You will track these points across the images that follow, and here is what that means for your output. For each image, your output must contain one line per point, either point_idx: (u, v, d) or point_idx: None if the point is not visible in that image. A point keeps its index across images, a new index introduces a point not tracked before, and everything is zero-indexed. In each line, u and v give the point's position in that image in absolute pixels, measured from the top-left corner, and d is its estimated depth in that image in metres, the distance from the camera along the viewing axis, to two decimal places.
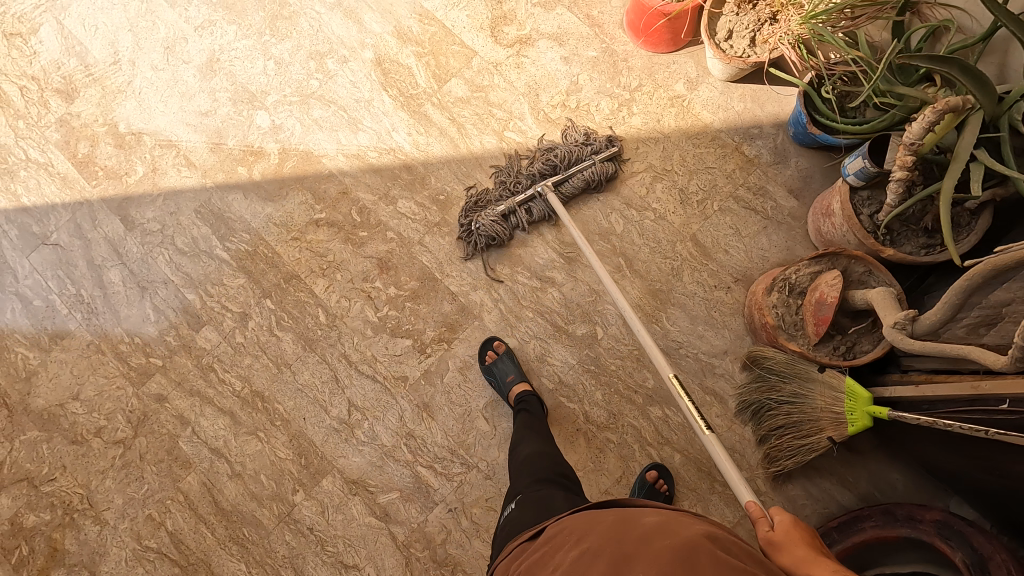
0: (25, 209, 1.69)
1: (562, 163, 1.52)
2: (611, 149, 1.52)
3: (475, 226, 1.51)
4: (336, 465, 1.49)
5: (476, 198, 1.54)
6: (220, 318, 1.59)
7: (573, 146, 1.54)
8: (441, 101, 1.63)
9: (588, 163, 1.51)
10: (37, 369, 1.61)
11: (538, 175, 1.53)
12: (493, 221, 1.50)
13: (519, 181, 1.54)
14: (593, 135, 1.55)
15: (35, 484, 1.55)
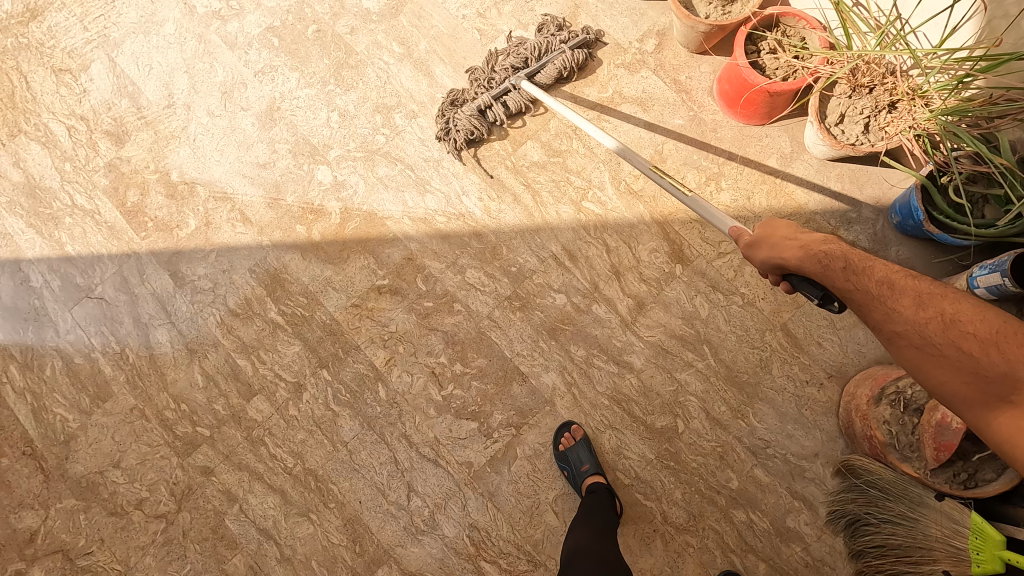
0: (69, 259, 1.60)
1: (533, 55, 1.52)
2: (582, 37, 1.52)
3: (453, 122, 1.52)
4: (392, 555, 1.40)
5: (452, 96, 1.54)
6: (272, 387, 1.49)
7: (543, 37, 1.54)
8: (455, 55, 1.60)
9: (559, 52, 1.51)
10: (76, 433, 1.51)
11: (509, 69, 1.53)
12: (471, 116, 1.51)
13: (493, 76, 1.54)
14: (564, 26, 1.56)
15: (71, 557, 1.46)
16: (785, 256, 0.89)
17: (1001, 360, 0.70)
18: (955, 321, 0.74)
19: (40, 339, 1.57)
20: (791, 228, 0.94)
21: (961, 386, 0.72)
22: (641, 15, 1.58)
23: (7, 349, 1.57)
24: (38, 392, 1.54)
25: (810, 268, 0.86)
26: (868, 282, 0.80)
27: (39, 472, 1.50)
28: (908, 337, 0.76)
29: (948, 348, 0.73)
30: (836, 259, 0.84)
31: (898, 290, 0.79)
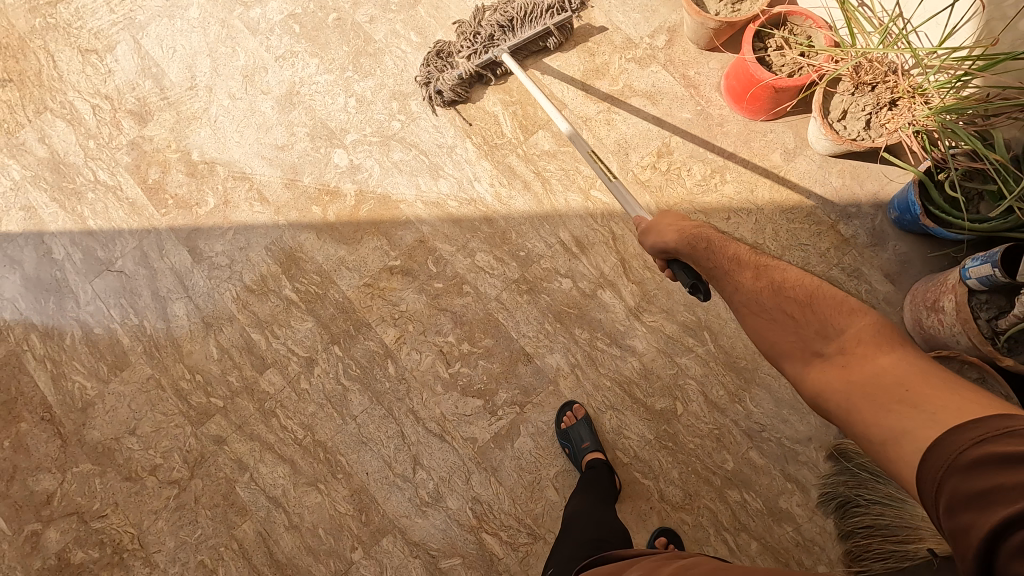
0: (91, 232, 1.65)
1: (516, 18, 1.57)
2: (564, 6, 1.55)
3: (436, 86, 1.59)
4: (397, 525, 1.44)
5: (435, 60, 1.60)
6: (285, 361, 1.54)
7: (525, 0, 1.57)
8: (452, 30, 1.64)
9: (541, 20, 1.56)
10: (93, 400, 1.56)
11: (491, 34, 1.58)
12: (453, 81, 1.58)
13: (474, 41, 1.59)
14: None
15: (86, 519, 1.51)
16: (665, 240, 0.99)
17: (818, 317, 0.76)
18: (782, 289, 0.82)
19: (60, 310, 1.62)
20: (676, 217, 1.04)
21: (785, 341, 0.78)
22: (652, 12, 1.63)
23: (29, 318, 1.62)
24: (57, 360, 1.59)
25: (684, 251, 0.96)
26: (722, 260, 0.90)
27: (57, 437, 1.55)
28: (759, 301, 0.83)
29: (782, 312, 0.80)
30: (701, 243, 0.94)
31: (757, 274, 0.86)
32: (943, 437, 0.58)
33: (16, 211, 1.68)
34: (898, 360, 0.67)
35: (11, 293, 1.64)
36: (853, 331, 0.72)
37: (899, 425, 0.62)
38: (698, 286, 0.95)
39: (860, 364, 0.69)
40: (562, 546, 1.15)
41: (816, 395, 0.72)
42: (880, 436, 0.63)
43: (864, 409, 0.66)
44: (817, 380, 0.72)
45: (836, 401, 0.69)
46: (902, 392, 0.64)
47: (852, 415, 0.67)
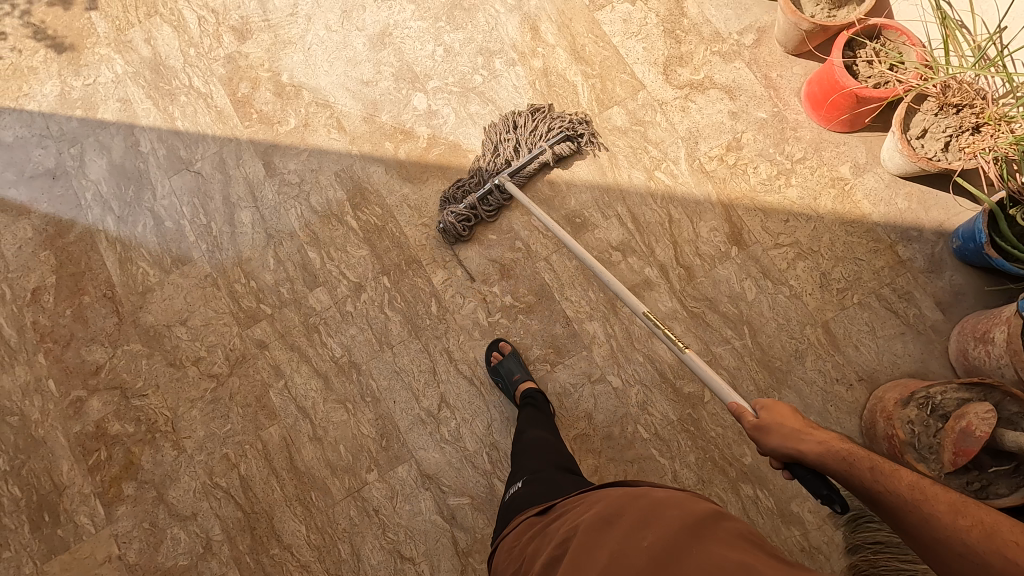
0: (177, 132, 1.75)
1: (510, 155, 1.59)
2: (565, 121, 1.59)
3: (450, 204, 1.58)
4: (414, 455, 1.50)
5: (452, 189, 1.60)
6: (335, 283, 1.61)
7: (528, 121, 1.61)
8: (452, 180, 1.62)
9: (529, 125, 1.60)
10: (153, 287, 1.66)
11: (501, 140, 1.61)
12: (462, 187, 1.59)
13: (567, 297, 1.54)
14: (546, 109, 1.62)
15: (127, 394, 1.60)
16: (802, 450, 0.84)
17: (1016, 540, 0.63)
18: (997, 533, 0.64)
19: (138, 200, 1.72)
20: (789, 412, 0.91)
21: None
22: (745, 10, 1.65)
23: (108, 202, 1.72)
24: (127, 245, 1.69)
25: (832, 466, 0.81)
26: (897, 485, 0.74)
27: (114, 315, 1.65)
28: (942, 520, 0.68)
29: (976, 550, 0.65)
30: (861, 460, 0.79)
31: (933, 494, 0.72)
32: None
33: (113, 102, 1.79)
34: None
35: (96, 176, 1.74)
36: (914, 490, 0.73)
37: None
38: (837, 502, 0.81)
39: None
40: (528, 465, 1.22)
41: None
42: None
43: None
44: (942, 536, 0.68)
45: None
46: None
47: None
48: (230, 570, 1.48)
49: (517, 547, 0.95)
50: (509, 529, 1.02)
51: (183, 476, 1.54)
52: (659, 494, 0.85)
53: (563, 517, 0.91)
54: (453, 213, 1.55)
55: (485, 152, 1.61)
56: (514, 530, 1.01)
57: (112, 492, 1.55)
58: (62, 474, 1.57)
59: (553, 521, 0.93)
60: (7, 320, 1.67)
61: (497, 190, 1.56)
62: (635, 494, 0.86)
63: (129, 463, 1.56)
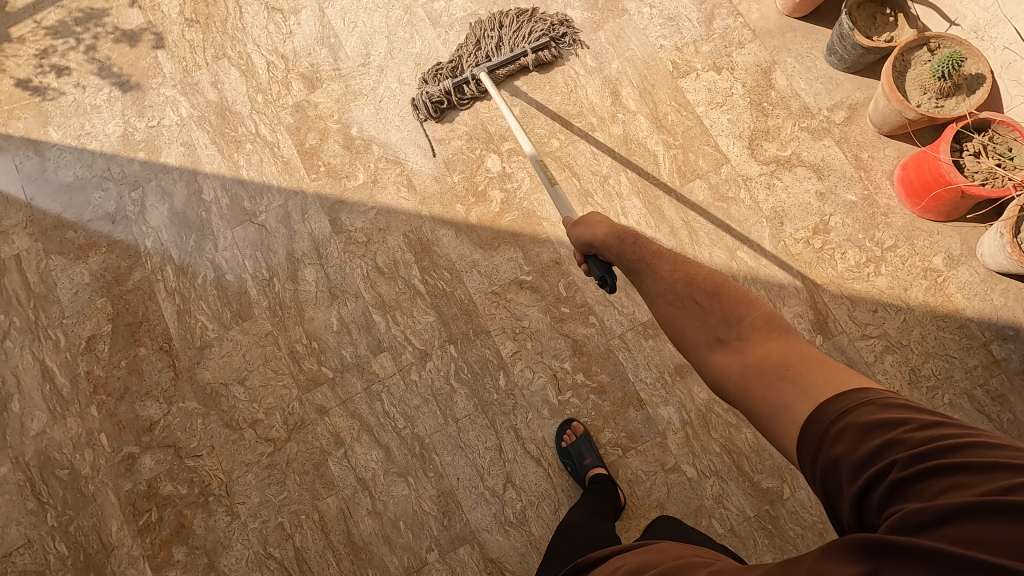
0: (242, 181, 1.70)
1: (492, 52, 1.67)
2: (547, 23, 1.67)
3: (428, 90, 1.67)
4: (477, 536, 1.44)
5: (431, 74, 1.69)
6: (400, 349, 1.56)
7: (512, 22, 1.69)
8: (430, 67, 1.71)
9: (512, 26, 1.68)
10: (212, 342, 1.61)
11: (485, 39, 1.69)
12: (445, 77, 1.68)
13: (641, 378, 1.49)
14: (533, 14, 1.70)
15: (180, 454, 1.55)
16: (593, 232, 0.96)
17: (751, 312, 0.74)
18: (707, 292, 0.78)
19: (199, 250, 1.67)
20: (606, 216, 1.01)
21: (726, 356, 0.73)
22: (837, 86, 1.59)
23: (168, 250, 1.68)
24: (186, 297, 1.65)
25: (610, 242, 0.92)
26: (660, 273, 0.84)
27: (170, 369, 1.60)
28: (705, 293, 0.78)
29: (689, 301, 0.79)
30: (644, 244, 0.89)
31: (668, 260, 0.86)
32: (817, 403, 0.61)
33: (177, 146, 1.75)
34: (784, 353, 0.69)
35: (157, 223, 1.70)
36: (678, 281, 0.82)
37: (784, 403, 0.64)
38: (608, 281, 0.95)
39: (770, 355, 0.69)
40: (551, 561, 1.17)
41: (724, 371, 0.72)
42: (773, 406, 0.65)
43: (762, 382, 0.68)
44: (721, 365, 0.72)
45: (734, 381, 0.70)
46: (786, 371, 0.66)
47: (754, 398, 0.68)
48: None
49: None
50: None
51: (235, 544, 1.49)
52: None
53: None
54: (428, 94, 1.64)
55: (468, 48, 1.69)
56: None
57: (161, 556, 1.50)
58: (110, 534, 1.52)
59: None
60: (62, 368, 1.63)
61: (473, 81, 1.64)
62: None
63: (179, 527, 1.51)
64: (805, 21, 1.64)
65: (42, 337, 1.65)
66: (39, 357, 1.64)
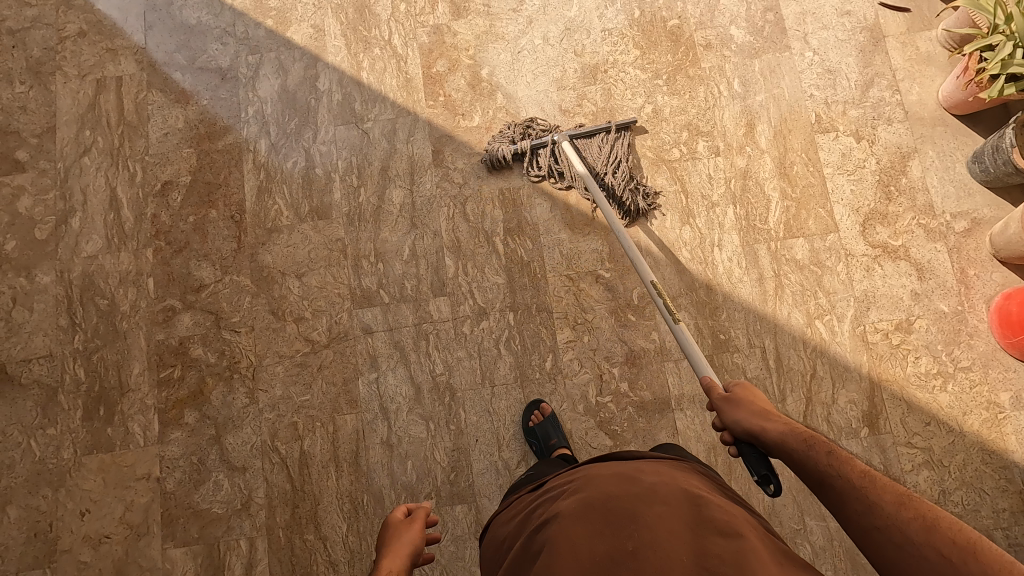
0: (360, 84, 1.67)
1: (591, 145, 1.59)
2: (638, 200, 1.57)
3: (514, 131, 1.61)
4: (476, 500, 1.46)
5: (529, 123, 1.62)
6: (461, 299, 1.55)
7: (620, 145, 1.59)
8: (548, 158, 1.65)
9: (618, 144, 1.58)
10: (282, 229, 1.59)
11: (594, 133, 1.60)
12: (535, 132, 1.61)
13: (682, 406, 1.49)
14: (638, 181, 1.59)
15: (220, 323, 1.55)
16: (765, 429, 0.85)
17: (926, 534, 0.64)
18: (934, 527, 0.64)
19: (297, 136, 1.64)
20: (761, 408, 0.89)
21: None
22: (968, 194, 1.56)
23: (267, 125, 1.65)
24: (270, 176, 1.62)
25: (789, 442, 0.81)
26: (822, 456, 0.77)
27: (235, 240, 1.59)
28: (836, 478, 0.74)
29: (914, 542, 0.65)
30: (819, 442, 0.79)
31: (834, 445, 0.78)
32: None
33: (307, 26, 1.71)
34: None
35: (264, 94, 1.66)
36: (763, 405, 0.91)
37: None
38: (771, 481, 0.83)
39: (939, 542, 0.63)
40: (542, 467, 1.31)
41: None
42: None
43: None
44: None
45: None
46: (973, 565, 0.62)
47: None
48: (259, 537, 1.45)
49: (516, 515, 1.02)
50: (507, 504, 1.10)
51: (246, 427, 1.50)
52: (650, 477, 0.90)
53: (565, 483, 0.98)
54: (502, 152, 1.58)
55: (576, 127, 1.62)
56: (509, 507, 1.08)
57: (173, 413, 1.51)
58: (130, 375, 1.53)
59: (554, 486, 1.00)
60: (130, 202, 1.61)
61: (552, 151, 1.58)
62: (628, 475, 0.91)
63: (198, 392, 1.52)
64: (961, 119, 1.60)
65: (120, 166, 1.63)
66: (111, 184, 1.62)
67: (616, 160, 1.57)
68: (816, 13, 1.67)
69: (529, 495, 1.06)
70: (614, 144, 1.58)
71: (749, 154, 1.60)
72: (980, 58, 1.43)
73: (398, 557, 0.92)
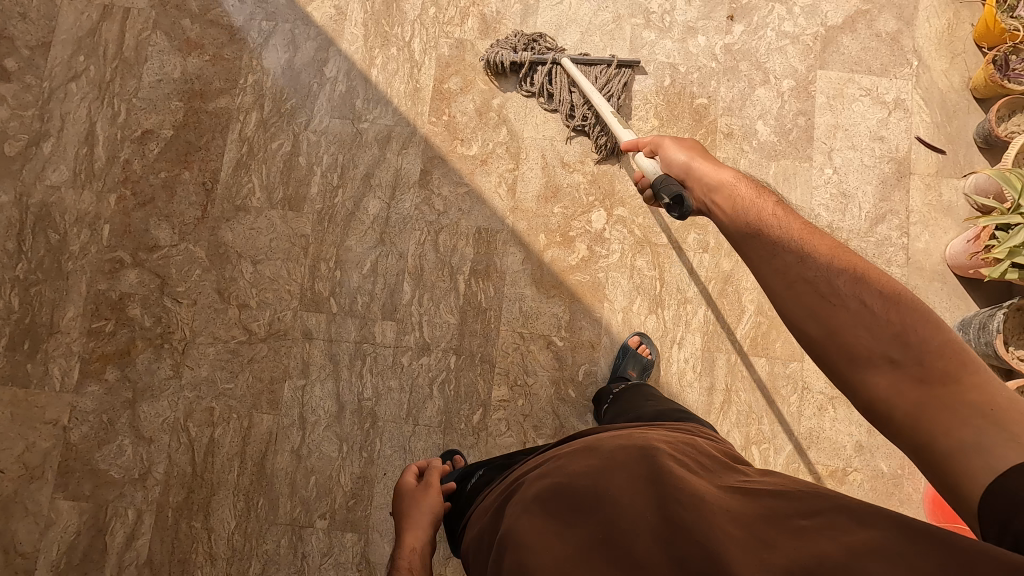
0: (367, 80, 1.60)
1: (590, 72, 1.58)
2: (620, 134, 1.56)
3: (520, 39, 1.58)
4: (368, 532, 1.44)
5: (537, 36, 1.59)
6: (408, 328, 1.51)
7: (617, 81, 1.58)
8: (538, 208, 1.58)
9: (617, 80, 1.58)
10: (249, 210, 1.55)
11: (596, 61, 1.58)
12: (540, 46, 1.58)
13: None
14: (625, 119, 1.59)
15: (164, 288, 1.52)
16: (716, 180, 0.87)
17: (855, 291, 0.67)
18: (864, 279, 0.68)
19: (289, 118, 1.58)
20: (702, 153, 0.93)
21: (874, 371, 0.64)
22: None
23: (262, 98, 1.58)
24: (252, 152, 1.57)
25: (743, 193, 0.82)
26: (769, 224, 0.77)
27: (200, 208, 1.54)
28: (775, 234, 0.75)
29: (855, 299, 0.67)
30: (766, 206, 0.80)
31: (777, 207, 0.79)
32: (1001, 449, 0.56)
33: (329, 5, 1.63)
34: (970, 371, 0.62)
35: (268, 65, 1.60)
36: (694, 157, 0.94)
37: (991, 434, 0.58)
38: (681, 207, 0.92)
39: (874, 315, 0.66)
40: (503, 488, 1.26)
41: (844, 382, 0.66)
42: (948, 449, 0.59)
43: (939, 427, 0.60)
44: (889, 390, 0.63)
45: (898, 413, 0.62)
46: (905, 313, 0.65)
47: (922, 443, 0.61)
48: (147, 511, 1.44)
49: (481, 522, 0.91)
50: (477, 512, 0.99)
51: (163, 399, 1.48)
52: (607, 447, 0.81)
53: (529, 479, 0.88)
54: (504, 57, 1.54)
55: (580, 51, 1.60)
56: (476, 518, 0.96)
57: (95, 366, 1.49)
58: (63, 317, 1.50)
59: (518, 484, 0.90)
60: (105, 141, 1.56)
61: (552, 70, 1.56)
62: (574, 454, 0.83)
63: (125, 351, 1.49)
64: (960, 281, 1.53)
65: (105, 101, 1.58)
66: (91, 117, 1.57)
67: (609, 95, 1.56)
68: (849, 130, 1.60)
69: (494, 496, 0.96)
70: (612, 79, 1.58)
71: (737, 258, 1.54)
72: (992, 233, 1.36)
73: (421, 531, 1.07)
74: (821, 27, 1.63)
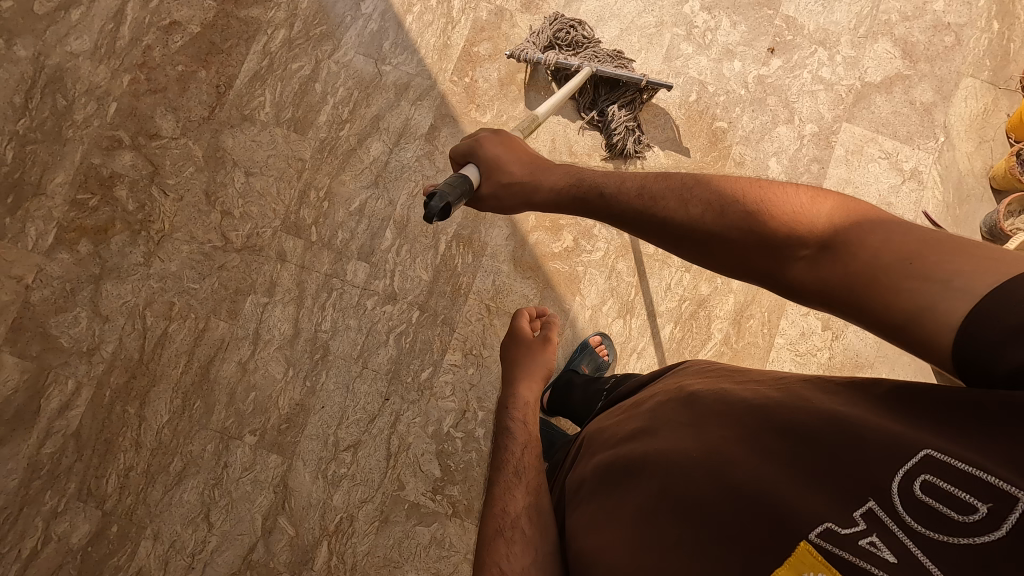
0: (401, 25, 1.60)
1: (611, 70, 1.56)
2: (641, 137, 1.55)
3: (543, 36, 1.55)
4: (292, 458, 1.46)
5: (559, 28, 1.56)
6: (380, 274, 1.52)
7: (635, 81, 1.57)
8: None
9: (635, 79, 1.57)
10: (256, 122, 1.56)
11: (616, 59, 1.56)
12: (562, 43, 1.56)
13: None
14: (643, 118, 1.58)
15: (155, 178, 1.53)
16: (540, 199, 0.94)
17: (722, 225, 0.74)
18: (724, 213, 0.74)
19: (316, 43, 1.58)
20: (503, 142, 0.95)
21: (826, 272, 0.65)
22: None
23: (295, 18, 1.59)
24: (272, 67, 1.57)
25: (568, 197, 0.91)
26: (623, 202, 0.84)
27: (208, 109, 1.55)
28: (634, 204, 0.83)
29: (739, 233, 0.72)
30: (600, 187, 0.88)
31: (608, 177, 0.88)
32: (957, 276, 0.56)
33: None
34: (868, 231, 0.64)
35: None
36: (511, 153, 0.95)
37: (941, 282, 0.56)
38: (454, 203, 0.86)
39: (752, 232, 0.71)
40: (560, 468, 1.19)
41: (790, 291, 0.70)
42: (901, 321, 0.58)
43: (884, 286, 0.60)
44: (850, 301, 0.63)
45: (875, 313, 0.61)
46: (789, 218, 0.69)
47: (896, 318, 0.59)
48: (87, 385, 1.46)
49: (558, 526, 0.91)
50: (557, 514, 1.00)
51: (128, 282, 1.50)
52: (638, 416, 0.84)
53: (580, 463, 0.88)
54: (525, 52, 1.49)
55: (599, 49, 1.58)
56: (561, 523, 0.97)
57: (70, 236, 1.50)
58: (51, 181, 1.52)
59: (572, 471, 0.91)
60: (133, 21, 1.57)
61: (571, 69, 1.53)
62: (632, 410, 0.87)
63: (102, 229, 1.51)
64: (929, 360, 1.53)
65: None
66: None
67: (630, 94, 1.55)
68: (858, 188, 1.59)
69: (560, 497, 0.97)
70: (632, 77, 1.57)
71: (717, 284, 1.54)
72: None
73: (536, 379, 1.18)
74: (858, 81, 1.62)
